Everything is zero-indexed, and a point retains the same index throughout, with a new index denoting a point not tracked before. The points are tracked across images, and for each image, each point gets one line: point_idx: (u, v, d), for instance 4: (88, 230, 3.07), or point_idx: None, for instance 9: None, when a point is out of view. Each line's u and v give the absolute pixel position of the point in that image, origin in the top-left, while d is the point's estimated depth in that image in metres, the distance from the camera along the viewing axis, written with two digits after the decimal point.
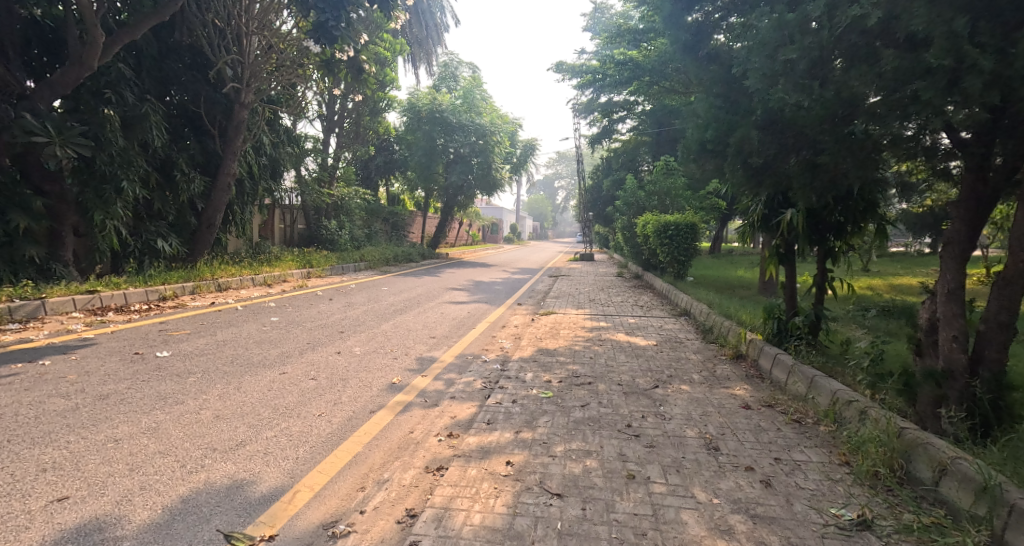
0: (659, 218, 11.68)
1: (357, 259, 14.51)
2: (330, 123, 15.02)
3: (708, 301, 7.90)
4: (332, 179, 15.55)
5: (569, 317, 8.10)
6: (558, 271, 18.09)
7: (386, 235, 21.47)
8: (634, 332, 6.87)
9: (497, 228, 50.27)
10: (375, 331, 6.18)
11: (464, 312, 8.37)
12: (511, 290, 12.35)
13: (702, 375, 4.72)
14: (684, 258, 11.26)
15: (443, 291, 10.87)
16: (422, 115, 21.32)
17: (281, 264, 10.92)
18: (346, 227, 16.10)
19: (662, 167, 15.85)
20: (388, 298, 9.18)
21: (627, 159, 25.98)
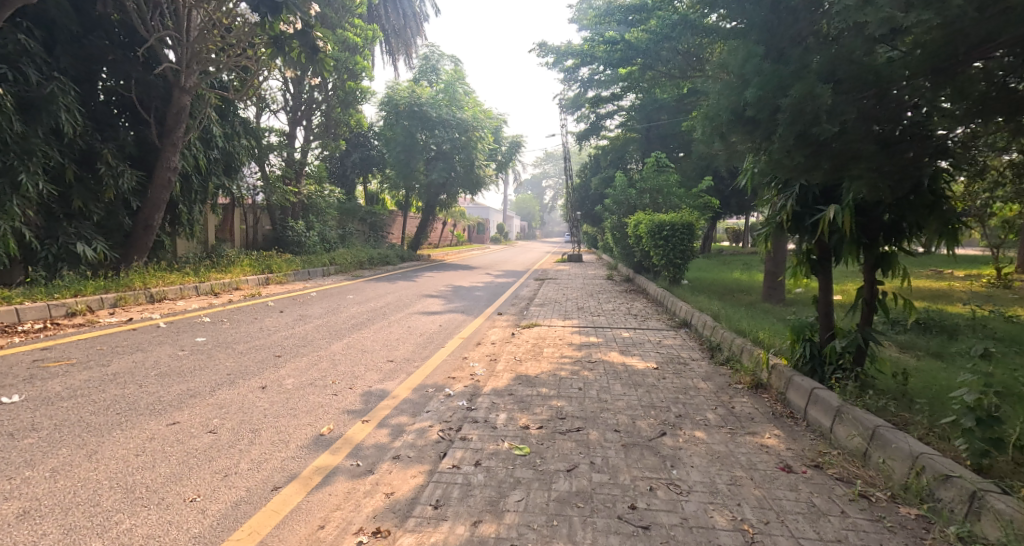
0: (653, 217, 10.76)
1: (326, 263, 13.40)
2: (296, 116, 13.90)
3: (714, 312, 6.96)
4: (299, 177, 14.46)
5: (556, 331, 7.10)
6: (544, 274, 17.15)
7: (363, 236, 20.37)
8: (632, 350, 5.90)
9: (483, 229, 49.34)
10: (321, 354, 5.16)
11: (435, 325, 7.36)
12: (493, 296, 11.38)
13: (718, 415, 3.75)
14: (681, 261, 10.35)
15: (417, 299, 9.85)
16: (400, 109, 20.31)
17: (235, 270, 9.82)
18: (316, 228, 14.97)
19: (653, 164, 14.93)
20: (350, 308, 8.17)
21: (615, 156, 25.11)
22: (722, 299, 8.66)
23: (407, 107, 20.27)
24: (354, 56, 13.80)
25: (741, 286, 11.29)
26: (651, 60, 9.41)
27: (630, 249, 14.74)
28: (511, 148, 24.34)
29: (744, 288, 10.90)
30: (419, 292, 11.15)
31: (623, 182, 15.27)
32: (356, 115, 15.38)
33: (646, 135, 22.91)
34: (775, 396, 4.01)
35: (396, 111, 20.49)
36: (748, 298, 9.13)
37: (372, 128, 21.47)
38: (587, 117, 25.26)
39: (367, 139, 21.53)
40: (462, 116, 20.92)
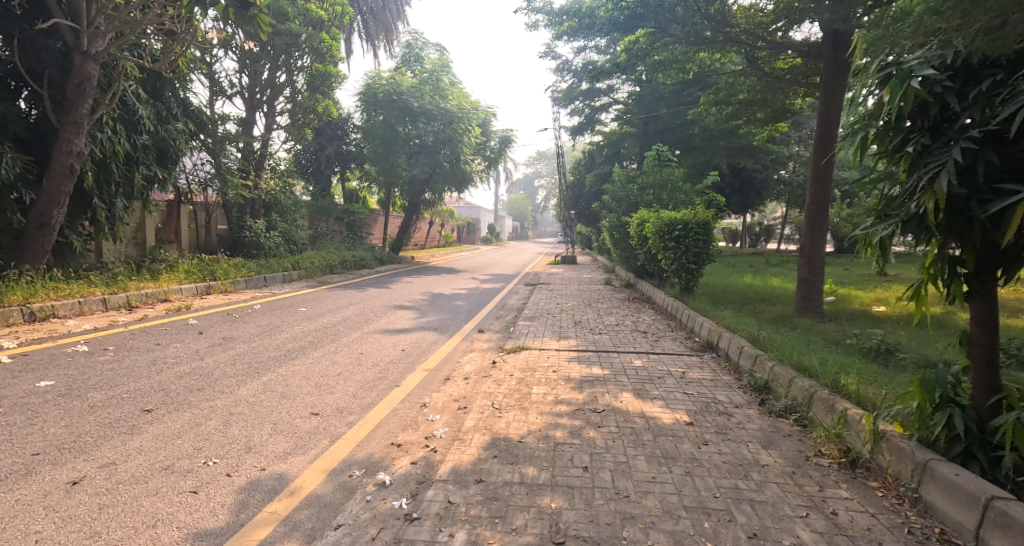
0: (662, 215, 9.35)
1: (289, 268, 11.86)
2: (253, 100, 12.25)
3: (749, 332, 5.55)
4: (260, 170, 12.94)
5: (551, 357, 5.64)
6: (535, 279, 15.71)
7: (338, 237, 18.88)
8: (652, 390, 4.47)
9: (474, 229, 48.00)
10: (216, 402, 3.63)
11: (398, 350, 5.85)
12: (476, 306, 9.92)
13: (821, 534, 2.25)
14: (695, 266, 8.90)
15: (384, 312, 8.37)
16: (379, 98, 18.84)
17: (168, 277, 8.30)
18: (280, 228, 13.37)
19: (653, 158, 13.60)
20: (296, 326, 6.67)
21: (611, 152, 23.74)
22: (748, 314, 7.22)
23: (386, 96, 18.81)
24: (319, 33, 12.21)
25: (760, 295, 9.92)
26: (658, 26, 8.19)
27: (630, 252, 13.28)
28: (501, 143, 22.85)
29: (764, 298, 9.52)
30: (390, 302, 9.67)
31: (623, 177, 13.79)
32: (326, 103, 13.89)
33: (643, 129, 21.78)
34: (895, 492, 2.54)
35: (374, 102, 18.93)
36: (776, 312, 7.74)
37: (350, 121, 19.89)
38: (581, 111, 23.73)
39: (344, 132, 19.96)
40: (447, 107, 19.40)
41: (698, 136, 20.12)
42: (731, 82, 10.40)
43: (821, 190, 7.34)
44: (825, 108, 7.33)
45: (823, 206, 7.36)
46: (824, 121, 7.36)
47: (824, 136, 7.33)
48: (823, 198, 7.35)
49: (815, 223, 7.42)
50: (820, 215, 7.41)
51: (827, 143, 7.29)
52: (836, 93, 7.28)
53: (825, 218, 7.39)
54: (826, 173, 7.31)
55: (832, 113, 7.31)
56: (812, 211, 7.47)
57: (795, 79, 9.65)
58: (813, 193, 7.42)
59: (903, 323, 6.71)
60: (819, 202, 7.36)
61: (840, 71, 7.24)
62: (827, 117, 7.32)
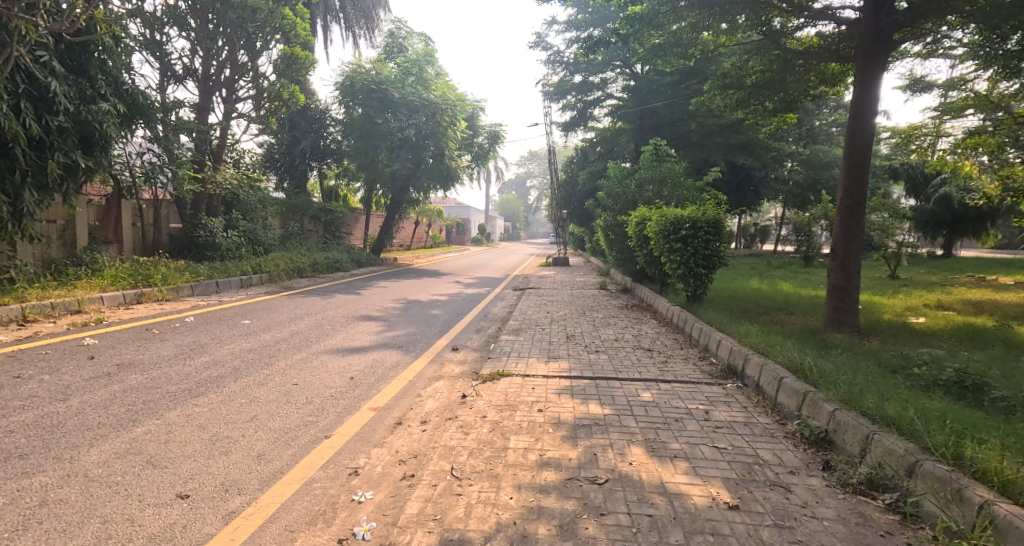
0: (666, 212, 8.26)
1: (248, 272, 10.64)
2: (209, 85, 10.90)
3: (784, 356, 4.45)
4: (218, 162, 11.70)
5: (537, 390, 4.49)
6: (524, 282, 14.57)
7: (313, 237, 17.65)
8: (672, 444, 3.34)
9: (463, 228, 46.88)
10: (32, 481, 2.45)
11: (346, 379, 4.67)
12: (454, 315, 8.77)
13: None
14: (705, 271, 7.76)
15: (345, 325, 7.20)
16: (357, 89, 17.68)
17: (88, 283, 7.08)
18: (242, 227, 12.13)
19: (651, 152, 12.54)
20: (227, 344, 5.48)
21: (605, 149, 22.67)
22: (771, 330, 6.10)
23: (365, 86, 17.65)
24: (281, 8, 11.01)
25: (774, 304, 8.84)
26: None
27: (627, 255, 12.15)
28: (489, 139, 21.76)
29: (780, 308, 8.43)
30: (357, 312, 8.47)
31: (619, 172, 12.72)
32: (294, 89, 12.66)
33: (638, 125, 20.68)
34: None
35: (353, 93, 17.87)
36: (799, 327, 6.64)
37: (328, 113, 18.63)
38: (574, 106, 22.57)
39: (322, 125, 18.63)
40: (430, 98, 18.25)
41: (696, 132, 19.10)
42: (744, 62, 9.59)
43: (856, 181, 6.24)
44: (862, 85, 6.25)
45: (858, 200, 6.23)
46: (859, 101, 6.27)
47: (859, 118, 6.23)
48: (860, 189, 6.22)
49: (849, 219, 6.27)
50: (856, 209, 6.26)
51: (863, 127, 6.20)
52: (875, 67, 6.19)
53: (861, 214, 6.24)
54: (863, 161, 6.21)
55: (870, 90, 6.21)
56: (845, 205, 6.34)
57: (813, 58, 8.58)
58: (846, 185, 6.31)
59: (957, 341, 5.62)
60: (854, 196, 6.23)
61: (881, 42, 6.15)
62: (864, 96, 6.23)
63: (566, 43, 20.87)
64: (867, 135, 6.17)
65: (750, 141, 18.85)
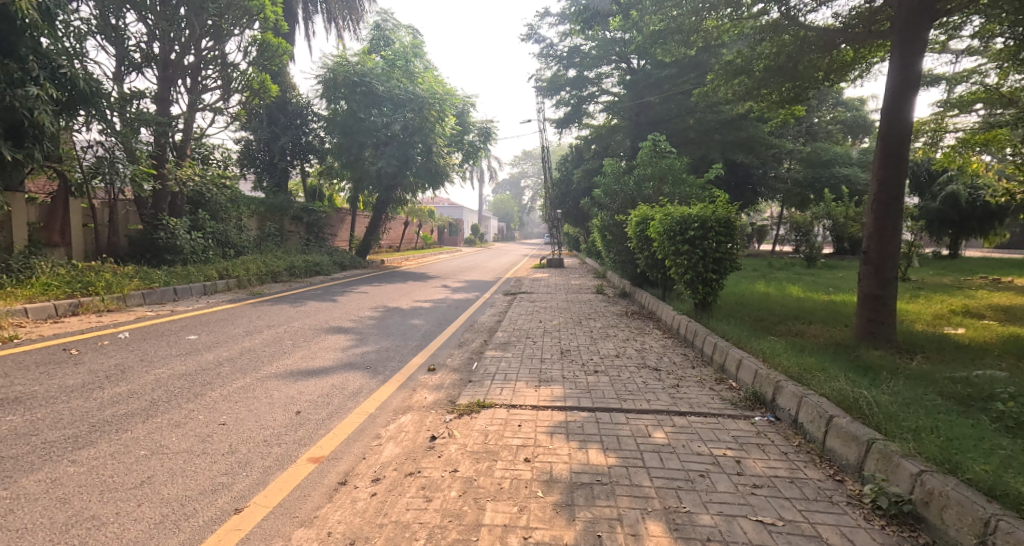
0: (671, 212, 7.43)
1: (213, 277, 9.75)
2: (168, 73, 9.95)
3: (827, 386, 3.65)
4: (183, 158, 10.83)
5: (523, 431, 3.65)
6: (515, 286, 13.74)
7: (295, 239, 16.78)
8: (701, 516, 2.49)
9: (456, 229, 46.00)
10: None
11: (289, 414, 3.78)
12: (437, 326, 7.93)
13: None
14: (716, 275, 6.95)
15: (309, 339, 6.34)
16: (339, 82, 16.83)
17: (11, 294, 6.20)
18: (209, 228, 11.20)
19: (650, 147, 11.76)
20: (156, 367, 4.60)
21: (601, 146, 21.92)
22: (798, 346, 5.28)
23: (347, 79, 16.80)
24: None
25: (789, 312, 8.03)
26: None
27: (626, 257, 11.35)
28: (479, 136, 20.97)
29: (796, 316, 7.64)
30: (327, 323, 7.58)
31: (616, 169, 11.95)
32: (266, 79, 11.82)
33: (634, 121, 19.93)
34: None
35: (335, 87, 16.97)
36: (825, 340, 5.84)
37: (310, 108, 17.68)
38: (568, 102, 21.76)
39: (304, 121, 17.67)
40: (416, 91, 17.36)
41: (694, 128, 18.38)
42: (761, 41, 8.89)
43: (893, 173, 5.42)
44: (899, 64, 5.46)
45: (895, 195, 5.41)
46: (897, 82, 5.46)
47: (897, 101, 5.43)
48: (896, 182, 5.40)
49: (885, 217, 5.44)
50: (892, 205, 5.43)
51: (902, 111, 5.40)
52: (916, 42, 5.38)
53: (899, 211, 5.41)
54: (902, 150, 5.39)
55: (911, 68, 5.40)
56: (879, 201, 5.52)
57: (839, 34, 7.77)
58: (880, 177, 5.50)
59: (1016, 359, 4.82)
60: (890, 189, 5.42)
61: (923, 10, 5.34)
62: (904, 74, 5.42)
63: (558, 36, 20.10)
64: (906, 119, 5.37)
65: (751, 137, 18.12)
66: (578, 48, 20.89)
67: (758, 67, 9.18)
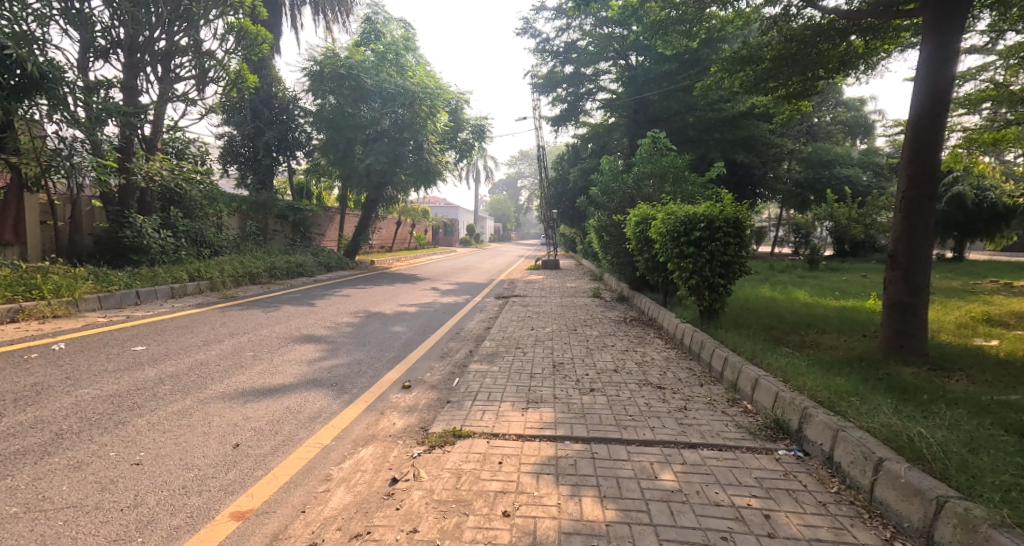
0: (675, 211, 6.84)
1: (183, 279, 9.11)
2: (134, 59, 9.34)
3: (868, 418, 3.05)
4: (154, 151, 10.19)
5: (503, 473, 3.03)
6: (508, 289, 13.13)
7: (280, 239, 16.12)
8: None
9: (451, 230, 45.43)
10: None
11: (224, 448, 3.14)
12: (420, 334, 7.32)
13: None
14: (723, 280, 6.36)
15: (274, 350, 5.71)
16: (326, 75, 16.21)
17: None
18: (182, 227, 10.54)
19: (648, 144, 11.20)
20: (79, 385, 3.96)
21: (598, 145, 21.36)
22: (819, 362, 4.70)
23: (334, 72, 16.18)
24: None
25: (800, 320, 7.46)
26: None
27: (624, 259, 10.78)
28: (473, 133, 20.29)
29: (809, 325, 7.07)
30: (298, 330, 6.93)
31: (612, 166, 11.38)
32: (243, 70, 11.22)
33: (632, 118, 19.36)
34: None
35: (322, 81, 16.34)
36: (846, 354, 5.26)
37: (297, 103, 16.94)
38: (564, 99, 21.20)
39: (290, 116, 16.95)
40: (406, 85, 16.72)
41: (694, 126, 17.85)
42: (774, 24, 8.47)
43: (925, 167, 4.82)
44: (932, 46, 4.88)
45: (927, 192, 4.81)
46: (930, 66, 4.88)
47: (930, 88, 4.85)
48: (929, 178, 4.81)
49: (915, 217, 4.84)
50: (923, 203, 4.83)
51: (936, 97, 4.81)
52: (952, 22, 4.81)
53: (931, 211, 4.82)
54: (935, 142, 4.81)
55: (946, 50, 4.82)
56: (909, 199, 4.92)
57: (856, 17, 7.21)
58: (910, 173, 4.90)
59: None
60: (922, 185, 4.82)
61: None
62: (938, 58, 4.84)
63: (554, 31, 19.53)
64: (940, 107, 4.79)
65: (753, 136, 17.58)
66: (575, 43, 20.33)
67: (765, 57, 8.60)
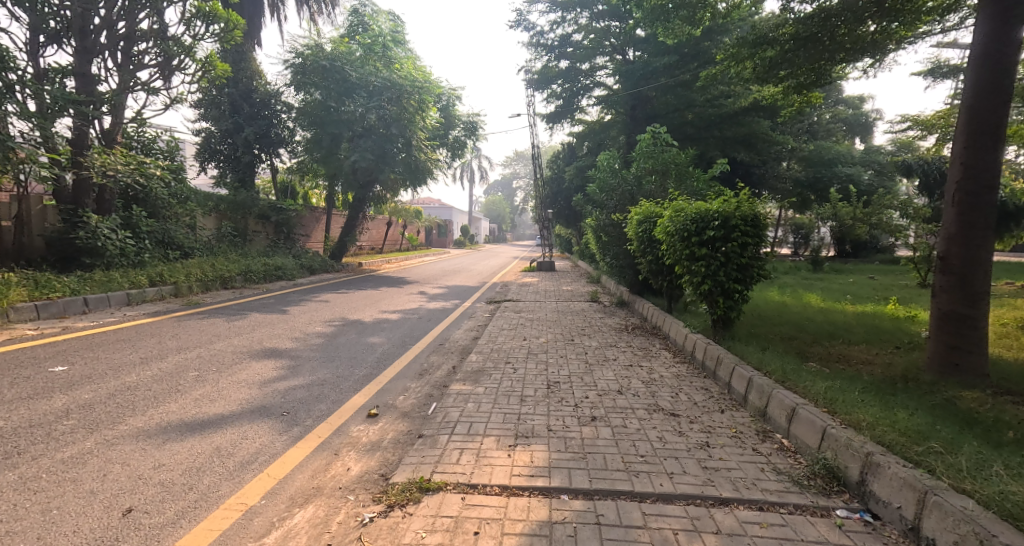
0: (684, 207, 6.10)
1: (142, 284, 8.31)
2: (87, 42, 8.52)
3: (968, 481, 2.30)
4: (113, 145, 9.37)
5: None
6: (501, 293, 12.36)
7: (261, 242, 15.32)
8: None
9: (445, 231, 44.66)
10: None
11: (109, 516, 2.38)
12: (399, 347, 6.55)
13: None
14: (739, 286, 5.62)
15: (224, 369, 4.92)
16: (310, 69, 15.45)
17: None
18: (145, 228, 9.69)
19: (648, 138, 10.48)
20: None
21: (594, 143, 20.64)
22: (864, 384, 3.97)
23: (318, 66, 15.41)
24: None
25: (820, 329, 6.73)
26: None
27: (624, 261, 10.04)
28: (464, 130, 19.53)
29: (832, 335, 6.34)
30: (260, 343, 6.14)
31: (611, 162, 10.63)
32: (211, 57, 10.37)
33: (630, 115, 18.63)
34: None
35: (305, 74, 15.57)
36: (888, 372, 4.53)
37: (279, 97, 16.12)
38: (559, 95, 20.47)
39: (272, 112, 16.11)
40: (392, 78, 15.93)
41: (693, 123, 17.16)
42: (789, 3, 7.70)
43: (984, 154, 4.09)
44: (992, 12, 4.15)
45: (987, 183, 4.08)
46: (989, 36, 4.16)
47: (992, 61, 4.12)
48: (988, 166, 4.08)
49: (973, 212, 4.12)
50: (981, 197, 4.11)
51: (999, 72, 4.08)
52: None
53: (991, 206, 4.08)
54: (998, 124, 4.07)
55: (1010, 15, 4.09)
56: (963, 192, 4.19)
57: None
58: (966, 161, 4.17)
59: None
60: (980, 174, 4.09)
61: None
62: (1000, 24, 4.11)
63: (548, 24, 18.78)
64: (1003, 83, 4.06)
65: (754, 133, 16.90)
66: (570, 37, 19.61)
67: (778, 41, 7.86)
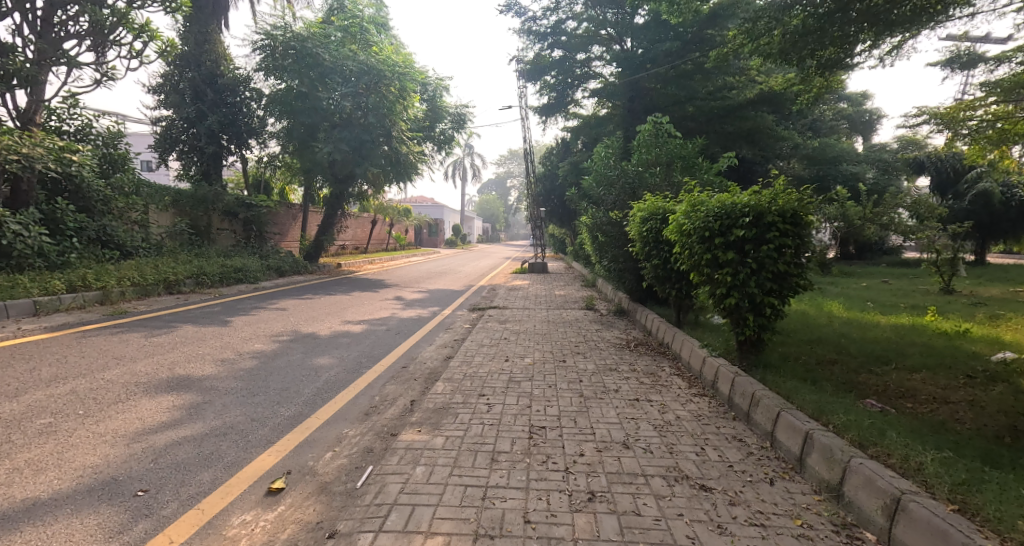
0: (704, 200, 4.90)
1: (57, 290, 7.03)
2: None
3: None
4: (31, 126, 8.11)
5: None
6: (486, 299, 11.13)
7: (224, 241, 13.99)
8: None
9: (435, 230, 43.33)
10: None
11: None
12: (351, 371, 5.30)
13: None
14: (774, 297, 4.43)
15: (96, 410, 3.66)
16: (282, 53, 14.20)
17: None
18: (71, 225, 8.43)
19: (651, 129, 9.30)
20: None
21: (589, 137, 19.45)
22: (978, 451, 2.80)
23: (289, 49, 14.12)
24: None
25: (865, 351, 5.54)
26: None
27: (624, 264, 8.85)
28: (452, 123, 18.23)
29: (885, 359, 5.15)
30: (171, 367, 4.87)
31: (608, 154, 9.45)
32: (152, 30, 9.12)
33: (628, 108, 17.45)
34: None
35: (275, 59, 14.28)
36: (992, 424, 3.34)
37: (248, 83, 14.84)
38: (552, 87, 19.30)
39: (240, 100, 14.82)
40: (370, 62, 14.52)
41: (695, 116, 16.02)
42: None
43: None
44: None
45: None
46: None
47: None
48: None
49: None
50: None
51: None
52: None
53: None
54: None
55: None
56: None
57: None
58: None
59: None
60: None
61: None
62: None
63: (541, 10, 17.56)
64: None
65: (759, 128, 15.82)
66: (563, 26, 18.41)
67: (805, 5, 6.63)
